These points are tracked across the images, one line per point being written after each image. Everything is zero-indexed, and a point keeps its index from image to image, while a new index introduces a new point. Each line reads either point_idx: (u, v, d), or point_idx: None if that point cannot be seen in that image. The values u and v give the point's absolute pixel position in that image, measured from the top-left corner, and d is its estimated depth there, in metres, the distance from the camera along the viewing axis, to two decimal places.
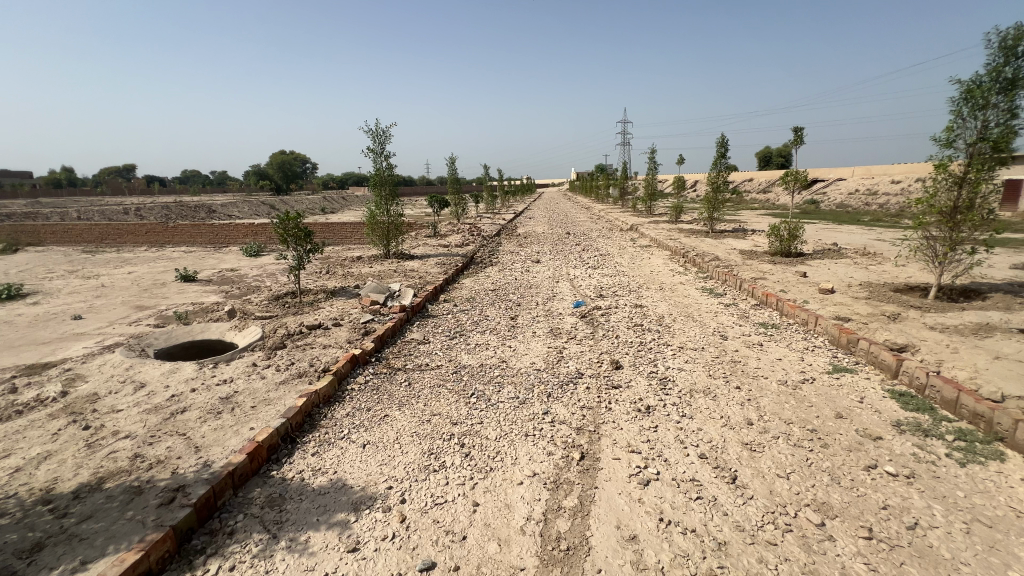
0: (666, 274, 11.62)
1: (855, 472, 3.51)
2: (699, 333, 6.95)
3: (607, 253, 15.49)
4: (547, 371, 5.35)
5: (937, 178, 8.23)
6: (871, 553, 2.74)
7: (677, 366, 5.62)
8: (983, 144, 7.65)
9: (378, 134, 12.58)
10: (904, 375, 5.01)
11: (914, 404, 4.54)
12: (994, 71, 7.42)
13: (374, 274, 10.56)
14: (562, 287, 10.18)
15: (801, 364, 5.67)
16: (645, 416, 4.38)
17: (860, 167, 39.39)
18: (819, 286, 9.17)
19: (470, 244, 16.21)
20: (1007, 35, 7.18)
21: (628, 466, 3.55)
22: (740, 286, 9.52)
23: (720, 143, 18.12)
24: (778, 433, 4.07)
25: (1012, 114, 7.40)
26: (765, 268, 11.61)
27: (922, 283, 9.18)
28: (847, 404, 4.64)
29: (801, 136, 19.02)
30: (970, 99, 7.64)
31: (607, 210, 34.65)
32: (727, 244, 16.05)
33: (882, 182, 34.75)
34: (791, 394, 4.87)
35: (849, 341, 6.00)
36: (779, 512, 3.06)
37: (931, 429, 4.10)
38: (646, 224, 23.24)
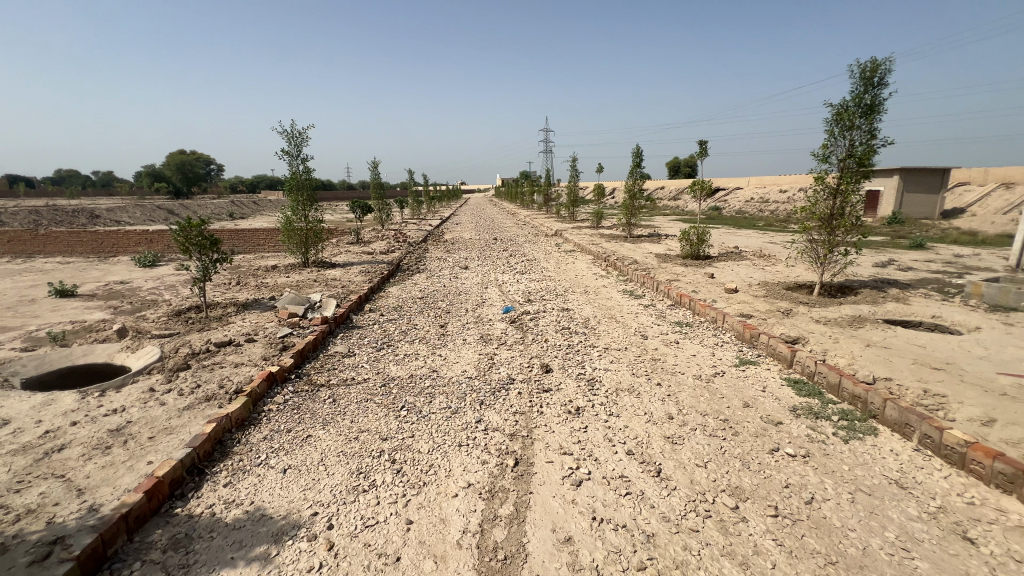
0: (590, 278, 12.09)
1: (762, 456, 3.86)
2: (623, 334, 7.29)
3: (534, 257, 15.83)
4: (479, 379, 5.33)
5: (816, 190, 9.36)
6: (778, 529, 3.02)
7: (604, 367, 5.85)
8: (851, 160, 8.81)
9: (293, 135, 11.86)
10: (797, 364, 5.62)
11: (806, 390, 5.09)
12: (857, 97, 8.57)
13: (291, 285, 9.93)
14: (491, 293, 10.22)
15: (712, 359, 6.16)
16: (575, 417, 4.50)
17: (754, 178, 43.82)
18: (724, 286, 10.03)
19: (396, 251, 15.79)
20: (866, 68, 8.33)
21: (561, 469, 3.63)
22: (657, 287, 10.15)
23: (635, 153, 19.26)
24: (695, 425, 4.37)
25: (872, 135, 8.60)
26: (677, 270, 12.50)
27: (807, 281, 10.38)
28: (753, 393, 5.10)
29: (706, 149, 20.76)
30: (839, 121, 8.77)
31: (534, 216, 35.44)
32: (645, 248, 17.06)
33: (772, 191, 38.90)
34: (705, 387, 5.26)
35: (752, 335, 6.61)
36: (699, 500, 3.28)
37: (820, 411, 4.63)
38: (570, 230, 24.05)
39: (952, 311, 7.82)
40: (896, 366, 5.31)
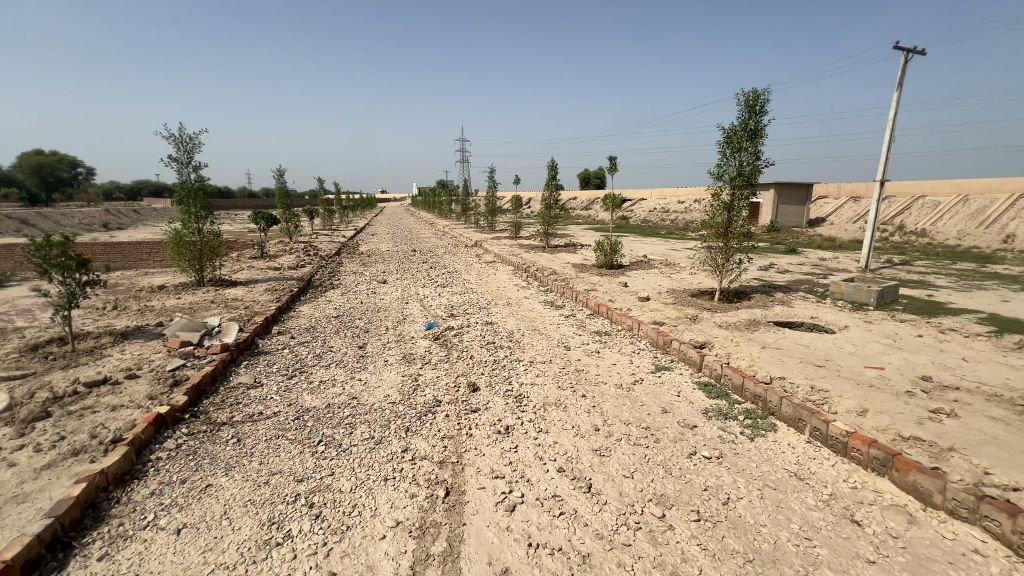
0: (512, 289, 12.20)
1: (682, 461, 4.08)
2: (547, 346, 7.39)
3: (455, 269, 15.65)
4: (403, 403, 5.08)
5: (713, 205, 10.27)
6: (701, 533, 3.18)
7: (530, 382, 5.87)
8: (740, 179, 9.79)
9: (183, 140, 10.67)
10: (706, 368, 6.05)
11: (715, 392, 5.49)
12: (743, 123, 9.56)
13: (183, 307, 8.85)
14: (412, 308, 9.90)
15: (631, 367, 6.45)
16: (505, 437, 4.44)
17: (656, 191, 47.36)
18: (637, 295, 10.62)
19: (306, 265, 14.78)
20: (749, 97, 9.32)
21: (493, 494, 3.54)
22: (576, 298, 10.49)
23: (550, 166, 19.90)
24: (620, 435, 4.51)
25: (756, 157, 9.64)
26: (594, 279, 13.04)
27: (708, 288, 11.33)
28: (669, 399, 5.40)
29: (615, 164, 22.03)
30: (730, 144, 9.72)
31: (453, 227, 35.23)
32: (562, 258, 17.60)
33: (673, 203, 42.29)
34: (627, 396, 5.47)
35: (665, 342, 7.02)
36: (629, 512, 3.36)
37: (729, 412, 5.01)
38: (490, 240, 24.18)
39: (826, 311, 8.94)
40: (787, 366, 5.92)
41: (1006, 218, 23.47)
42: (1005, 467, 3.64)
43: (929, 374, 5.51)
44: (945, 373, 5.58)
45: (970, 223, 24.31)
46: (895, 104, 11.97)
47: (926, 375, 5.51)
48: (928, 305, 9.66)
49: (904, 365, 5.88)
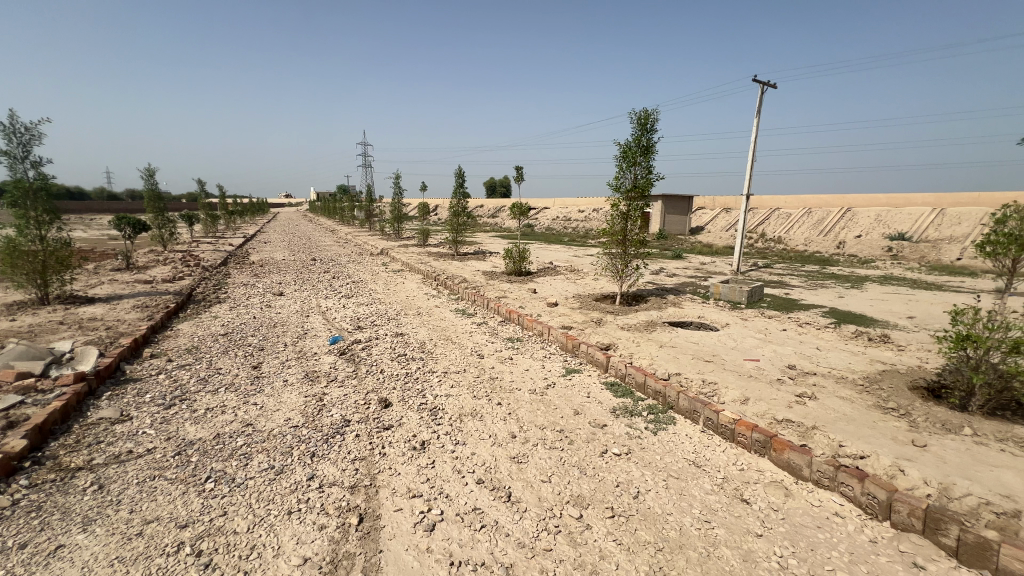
0: (422, 298, 11.94)
1: (595, 460, 4.25)
2: (460, 355, 7.30)
3: (360, 279, 14.92)
4: (308, 426, 4.69)
5: (612, 215, 10.97)
6: (617, 529, 3.32)
7: (445, 393, 5.74)
8: (635, 192, 10.58)
9: (17, 131, 8.93)
10: (612, 368, 6.40)
11: (621, 391, 5.82)
12: (637, 139, 10.34)
13: (21, 331, 7.37)
14: (313, 322, 9.21)
15: (544, 371, 6.61)
16: (422, 453, 4.29)
17: (559, 200, 49.54)
18: (546, 301, 10.96)
19: (185, 277, 13.11)
20: (641, 116, 10.12)
21: (411, 515, 3.38)
22: (487, 305, 10.54)
23: (458, 173, 19.90)
24: (536, 440, 4.59)
25: (648, 171, 10.49)
26: (504, 286, 13.23)
27: (610, 292, 12.04)
28: (580, 400, 5.62)
29: (521, 173, 22.65)
30: (625, 158, 10.47)
31: (356, 234, 33.64)
32: (472, 266, 17.60)
33: (575, 212, 44.57)
34: (541, 401, 5.59)
35: (574, 346, 7.31)
36: (549, 517, 3.42)
37: (634, 409, 5.33)
38: (396, 248, 23.48)
39: (710, 311, 9.96)
40: (682, 362, 6.47)
41: (839, 227, 28.17)
42: (853, 438, 4.30)
43: (793, 363, 6.37)
44: (805, 361, 6.49)
45: (813, 231, 28.81)
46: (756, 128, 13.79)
47: (791, 364, 6.36)
48: (786, 302, 11.23)
49: (774, 356, 6.72)
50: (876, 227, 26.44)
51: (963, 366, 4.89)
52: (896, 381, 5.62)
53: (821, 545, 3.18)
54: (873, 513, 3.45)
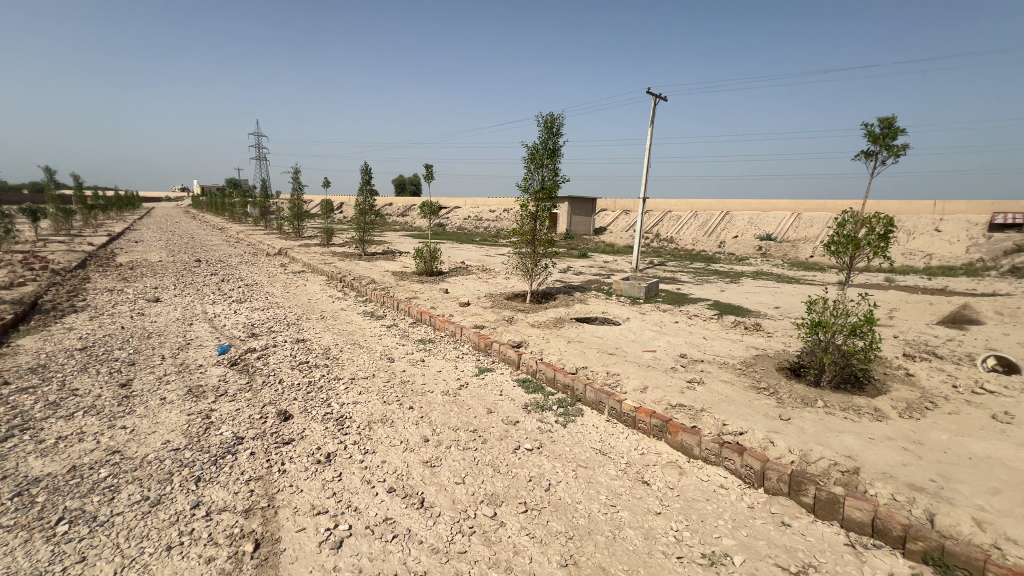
0: (326, 301, 11.24)
1: (509, 457, 4.31)
2: (369, 360, 6.98)
3: (254, 282, 13.66)
4: (192, 447, 4.19)
5: (521, 215, 11.21)
6: (530, 523, 3.40)
7: (352, 401, 5.44)
8: (543, 192, 10.89)
9: None
10: (523, 365, 6.53)
11: (532, 387, 5.97)
12: (544, 142, 10.64)
13: None
14: (197, 330, 8.24)
15: (456, 372, 6.56)
16: (327, 466, 4.03)
17: (470, 199, 49.60)
18: (458, 300, 10.90)
19: (27, 283, 11.03)
20: (548, 120, 10.45)
21: (315, 535, 3.16)
22: (397, 306, 10.21)
23: (364, 169, 19.02)
24: (449, 442, 4.54)
25: (555, 173, 10.86)
26: (415, 287, 12.91)
27: (521, 291, 12.30)
28: (493, 399, 5.66)
29: (431, 171, 22.28)
30: (533, 160, 10.75)
31: (249, 232, 30.82)
32: (380, 266, 16.95)
33: (486, 212, 44.94)
34: (453, 402, 5.54)
35: (486, 344, 7.35)
36: (463, 518, 3.41)
37: (545, 403, 5.50)
38: (296, 248, 21.85)
39: (613, 306, 10.60)
40: (589, 356, 6.79)
41: (720, 228, 31.54)
42: (733, 417, 4.82)
43: (685, 353, 6.99)
44: (694, 350, 7.16)
45: (699, 232, 31.89)
46: (649, 138, 14.90)
47: (682, 353, 6.98)
48: (677, 296, 12.32)
49: (669, 346, 7.33)
50: (749, 229, 30.00)
51: (816, 348, 5.71)
52: (766, 364, 6.41)
53: (710, 515, 3.52)
54: (750, 482, 3.89)
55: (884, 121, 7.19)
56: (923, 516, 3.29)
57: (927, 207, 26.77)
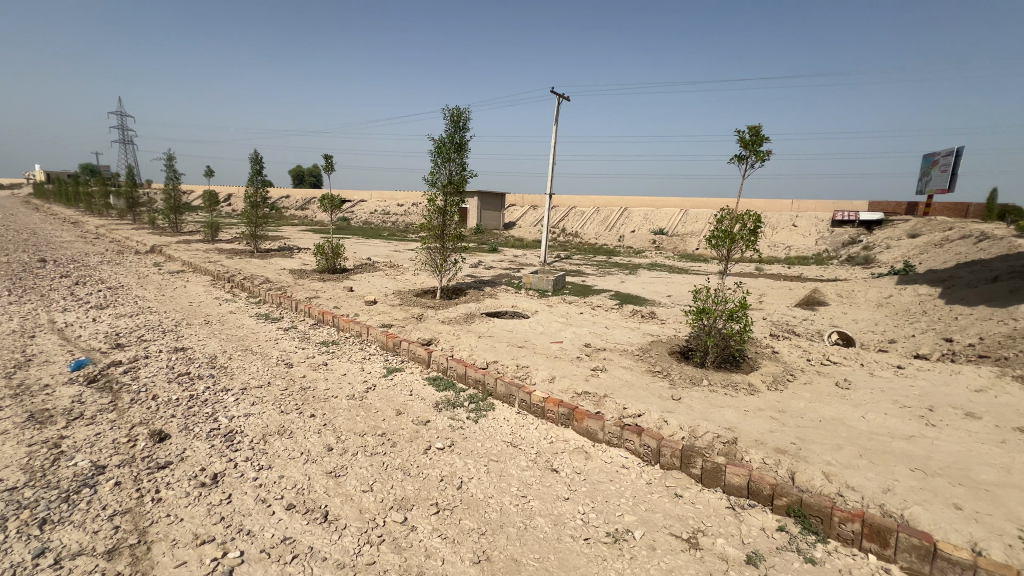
0: (211, 303, 10.10)
1: (419, 458, 4.21)
2: (263, 366, 6.39)
3: (119, 284, 11.83)
4: (34, 485, 3.52)
5: (429, 210, 10.96)
6: (442, 524, 3.34)
7: (243, 413, 4.95)
8: (450, 187, 10.75)
9: None
10: (434, 363, 6.41)
11: (443, 385, 5.88)
12: (451, 135, 10.50)
13: None
14: (42, 343, 6.93)
15: (363, 374, 6.26)
16: (213, 489, 3.62)
17: (376, 193, 47.58)
18: (364, 299, 10.39)
19: None
20: (454, 114, 10.32)
21: (199, 567, 2.83)
22: (295, 307, 9.47)
23: (254, 158, 17.34)
24: (356, 449, 4.32)
25: (462, 168, 10.76)
26: (315, 285, 12.08)
27: (431, 287, 12.07)
28: (402, 400, 5.49)
29: (332, 163, 20.95)
30: (440, 154, 10.56)
31: (111, 227, 26.67)
32: (276, 263, 15.62)
33: (393, 206, 43.43)
34: (360, 406, 5.28)
35: (394, 344, 7.10)
36: (371, 528, 3.26)
37: (456, 400, 5.46)
38: (173, 245, 19.37)
39: (522, 300, 10.82)
40: (499, 351, 6.86)
41: (619, 224, 33.64)
42: (632, 400, 5.17)
43: (589, 342, 7.35)
44: (598, 339, 7.56)
45: (601, 227, 33.68)
46: (553, 135, 15.34)
47: (587, 342, 7.33)
48: (582, 288, 12.92)
49: (574, 337, 7.65)
50: (644, 224, 32.38)
51: (701, 332, 6.32)
52: (661, 349, 6.96)
53: (613, 495, 3.74)
54: (648, 460, 4.19)
55: (752, 129, 8.11)
56: (786, 475, 3.79)
57: (786, 206, 30.93)
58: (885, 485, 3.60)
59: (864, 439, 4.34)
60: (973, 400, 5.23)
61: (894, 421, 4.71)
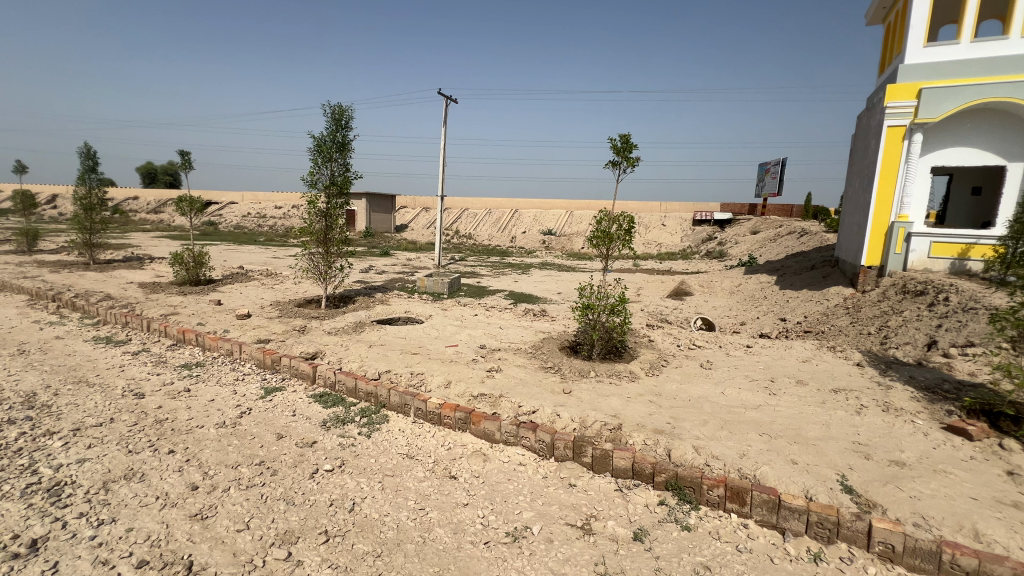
0: (27, 328, 8.24)
1: (305, 484, 3.86)
2: (102, 400, 5.36)
3: None
4: None
5: (310, 213, 10.15)
6: (332, 553, 3.10)
7: (75, 460, 4.10)
8: (333, 189, 10.06)
9: None
10: (320, 378, 5.94)
11: (331, 400, 5.47)
12: (332, 134, 9.84)
13: None
14: None
15: (235, 397, 5.56)
16: (31, 560, 2.93)
17: (248, 194, 42.98)
18: (235, 313, 9.29)
19: None
20: (335, 111, 9.69)
21: None
22: (147, 327, 8.13)
23: (84, 153, 14.57)
24: (228, 483, 3.82)
25: (346, 168, 10.15)
26: (173, 300, 10.50)
27: (315, 296, 11.20)
28: (283, 421, 4.99)
29: (189, 161, 18.42)
30: (320, 153, 9.83)
31: None
32: (119, 277, 13.26)
33: (268, 209, 39.64)
34: (232, 433, 4.69)
35: (273, 360, 6.44)
36: (247, 572, 2.90)
37: (346, 416, 5.12)
38: None
39: (415, 304, 10.56)
40: (392, 359, 6.58)
41: (510, 225, 34.53)
42: (527, 398, 5.29)
43: (485, 344, 7.40)
44: (492, 340, 7.65)
45: (493, 229, 34.24)
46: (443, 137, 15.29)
47: (482, 344, 7.38)
48: (477, 290, 13.00)
49: (469, 339, 7.64)
50: (534, 225, 33.65)
51: (588, 327, 6.71)
52: (552, 345, 7.26)
53: (511, 494, 3.79)
54: (543, 454, 4.32)
55: (623, 137, 8.83)
56: (664, 453, 4.17)
57: (656, 208, 34.34)
58: (741, 451, 4.13)
59: (724, 412, 4.96)
60: (802, 369, 6.27)
61: (746, 393, 5.45)
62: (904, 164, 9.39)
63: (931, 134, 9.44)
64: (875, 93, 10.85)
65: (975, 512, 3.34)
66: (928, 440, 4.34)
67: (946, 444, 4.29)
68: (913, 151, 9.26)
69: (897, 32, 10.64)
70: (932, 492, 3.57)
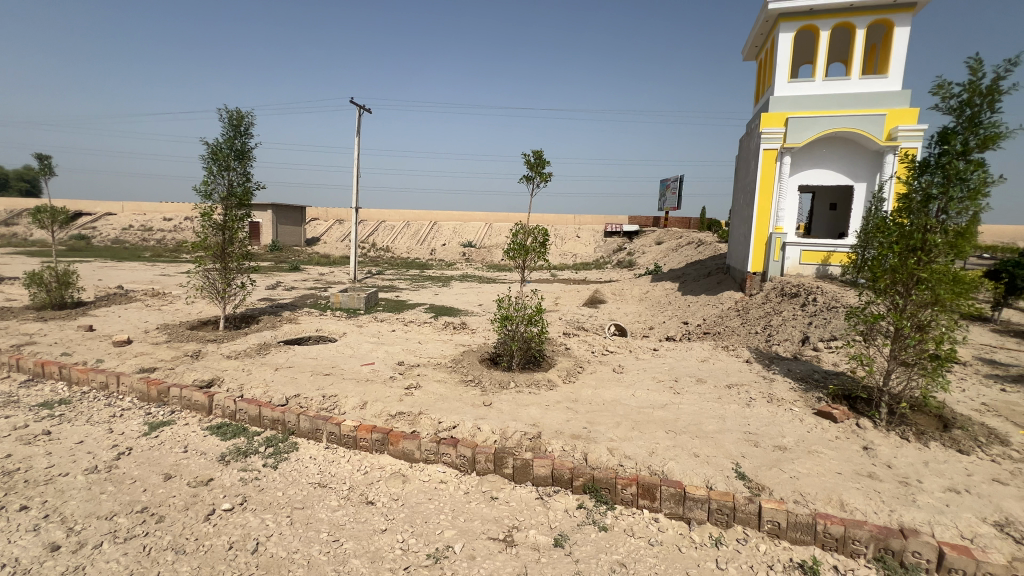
0: None
1: (198, 528, 3.45)
2: None
3: None
4: None
5: (204, 225, 9.23)
6: None
7: None
8: (232, 199, 9.25)
9: None
10: (217, 408, 5.39)
11: (231, 431, 4.98)
12: (229, 140, 9.08)
13: None
14: None
15: (111, 437, 4.85)
16: None
17: (128, 204, 38.14)
18: (112, 339, 8.15)
19: None
20: (232, 116, 8.97)
21: None
22: None
23: None
24: (100, 538, 3.31)
25: (246, 177, 9.41)
26: (29, 328, 8.95)
27: (212, 316, 10.17)
28: (172, 459, 4.44)
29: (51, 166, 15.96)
30: (215, 160, 9.02)
31: None
32: None
33: (155, 221, 35.48)
34: (106, 479, 4.08)
35: (159, 392, 5.71)
36: None
37: (248, 447, 4.68)
38: None
39: (328, 322, 10.00)
40: (301, 382, 6.16)
41: (430, 237, 34.07)
42: (447, 413, 5.21)
43: (403, 360, 7.18)
44: (410, 356, 7.45)
45: (412, 241, 33.54)
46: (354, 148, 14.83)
47: (400, 360, 7.16)
48: (396, 304, 12.63)
49: (387, 356, 7.38)
50: (453, 238, 33.48)
51: (507, 338, 6.78)
52: (472, 357, 7.23)
53: (432, 514, 3.69)
54: (464, 470, 4.27)
55: (536, 153, 9.12)
56: (581, 458, 4.32)
57: (570, 220, 35.85)
58: (650, 449, 4.40)
59: (635, 413, 5.25)
60: (701, 368, 6.84)
61: (654, 394, 5.83)
62: (778, 182, 10.68)
63: (798, 156, 10.86)
64: (752, 119, 12.27)
65: (840, 485, 3.85)
66: (803, 425, 4.94)
67: (817, 427, 4.91)
68: (784, 172, 10.58)
69: (767, 67, 12.17)
70: (808, 471, 4.05)
